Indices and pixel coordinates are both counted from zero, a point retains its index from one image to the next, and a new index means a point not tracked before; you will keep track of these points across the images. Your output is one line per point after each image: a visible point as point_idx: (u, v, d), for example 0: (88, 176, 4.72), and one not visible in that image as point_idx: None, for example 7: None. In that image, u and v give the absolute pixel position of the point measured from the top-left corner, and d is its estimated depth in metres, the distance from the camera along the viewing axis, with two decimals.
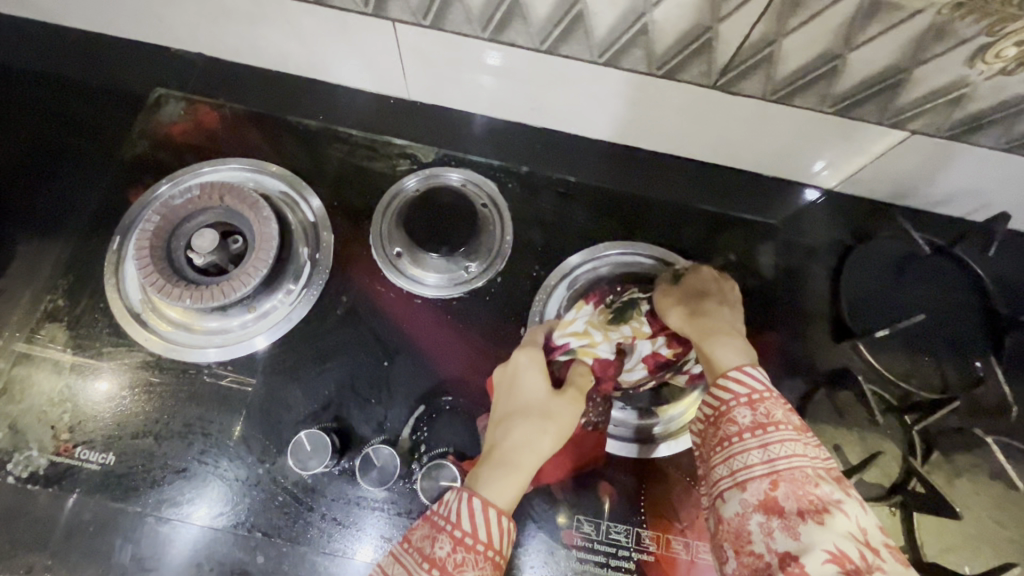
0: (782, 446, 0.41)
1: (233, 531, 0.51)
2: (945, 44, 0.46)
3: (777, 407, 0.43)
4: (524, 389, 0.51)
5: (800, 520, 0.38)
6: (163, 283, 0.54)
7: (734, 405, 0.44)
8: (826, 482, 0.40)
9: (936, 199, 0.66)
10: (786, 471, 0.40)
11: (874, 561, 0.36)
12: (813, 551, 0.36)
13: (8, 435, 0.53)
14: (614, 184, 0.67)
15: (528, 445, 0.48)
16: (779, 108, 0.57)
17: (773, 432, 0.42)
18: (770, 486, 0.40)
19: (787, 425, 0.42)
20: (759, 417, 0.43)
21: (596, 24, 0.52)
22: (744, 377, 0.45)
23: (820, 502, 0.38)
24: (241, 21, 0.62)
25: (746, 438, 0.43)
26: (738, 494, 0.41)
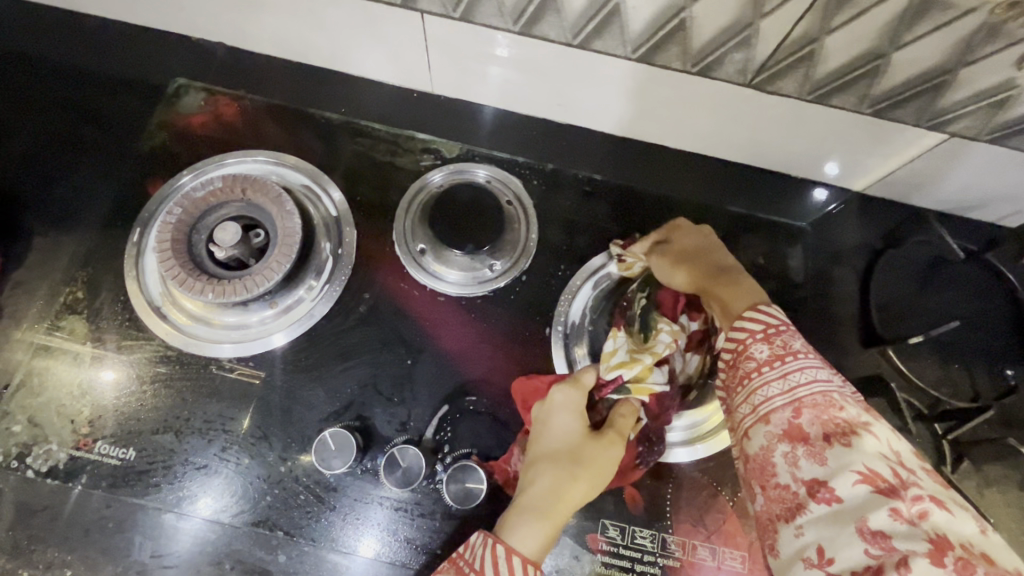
0: (802, 374, 0.42)
1: (254, 530, 0.50)
2: (996, 44, 0.45)
3: (793, 339, 0.44)
4: (558, 429, 0.51)
5: (826, 445, 0.38)
6: (185, 276, 0.53)
7: (751, 343, 0.45)
8: (850, 406, 0.40)
9: (970, 204, 0.64)
10: (808, 398, 0.41)
11: (908, 478, 0.36)
12: (842, 475, 0.36)
13: (29, 428, 0.52)
14: (640, 183, 0.66)
15: (557, 489, 0.48)
16: (816, 108, 0.55)
17: (791, 362, 0.43)
18: (793, 416, 0.40)
19: (805, 354, 0.43)
20: (776, 349, 0.44)
21: (633, 19, 0.51)
22: (759, 316, 0.46)
23: (846, 425, 0.39)
24: (266, 11, 0.60)
25: (764, 372, 0.43)
26: (762, 428, 0.41)
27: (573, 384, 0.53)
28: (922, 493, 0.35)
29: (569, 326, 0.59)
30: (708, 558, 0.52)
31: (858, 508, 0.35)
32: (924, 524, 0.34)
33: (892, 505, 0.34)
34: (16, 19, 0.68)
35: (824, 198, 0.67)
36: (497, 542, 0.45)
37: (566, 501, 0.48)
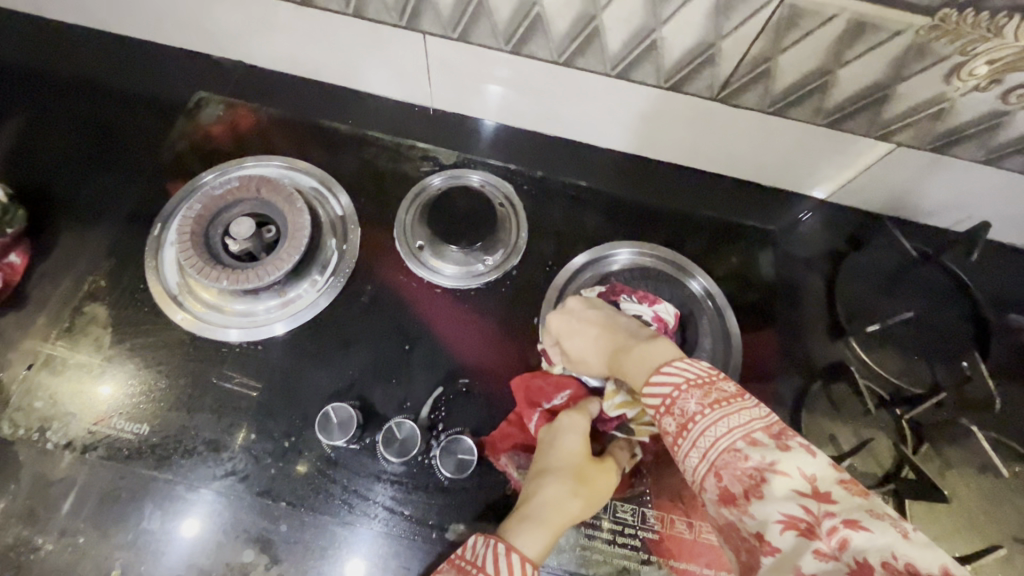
0: (707, 437, 0.40)
1: (258, 501, 0.54)
2: (925, 61, 0.51)
3: (692, 399, 0.42)
4: (564, 446, 0.52)
5: (747, 502, 0.37)
6: (203, 265, 0.58)
7: (657, 419, 0.43)
8: (756, 446, 0.38)
9: (924, 211, 0.70)
10: (721, 460, 0.39)
11: (824, 511, 0.35)
12: (766, 526, 0.36)
13: (50, 404, 0.56)
14: (621, 190, 0.72)
15: (558, 502, 0.49)
16: (777, 120, 0.62)
17: (699, 422, 0.41)
18: (716, 480, 0.39)
19: (707, 408, 0.41)
20: (677, 418, 0.42)
21: (610, 40, 0.57)
22: (655, 387, 0.44)
23: (757, 475, 0.37)
24: (283, 32, 0.67)
25: (678, 444, 0.42)
26: (703, 497, 0.41)
27: (581, 410, 0.54)
28: (837, 521, 0.34)
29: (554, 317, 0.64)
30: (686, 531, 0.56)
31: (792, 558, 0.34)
32: (845, 555, 0.33)
33: (814, 547, 0.34)
34: (55, 39, 0.75)
35: (810, 221, 0.73)
36: (497, 540, 0.45)
37: (565, 514, 0.49)
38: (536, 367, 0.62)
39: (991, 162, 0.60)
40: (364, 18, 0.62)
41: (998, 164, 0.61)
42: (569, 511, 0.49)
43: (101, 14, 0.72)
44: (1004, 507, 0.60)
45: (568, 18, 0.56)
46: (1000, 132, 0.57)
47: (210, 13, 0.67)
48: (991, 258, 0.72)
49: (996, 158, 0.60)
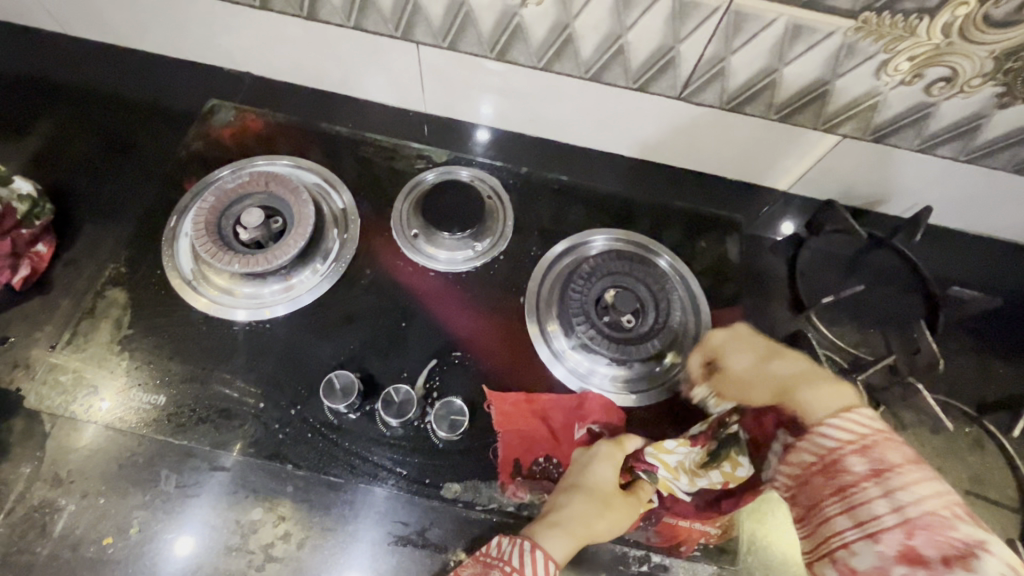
0: (910, 494, 0.44)
1: (266, 463, 0.58)
2: (856, 59, 0.58)
3: (862, 462, 0.46)
4: (599, 471, 0.57)
5: (946, 568, 0.40)
6: (217, 251, 0.64)
7: (844, 452, 0.48)
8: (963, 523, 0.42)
9: (873, 199, 0.77)
10: (919, 518, 0.42)
11: None
12: None
13: (74, 378, 0.60)
14: (599, 183, 0.79)
15: (586, 521, 0.54)
16: (735, 117, 0.69)
17: (871, 487, 0.45)
18: (904, 536, 0.42)
19: (900, 468, 0.45)
20: (874, 462, 0.46)
21: (583, 46, 0.64)
22: (846, 424, 0.50)
23: (966, 547, 0.40)
24: (290, 44, 0.74)
25: (866, 487, 0.45)
26: (871, 544, 0.43)
27: (619, 444, 0.59)
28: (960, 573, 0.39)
29: (537, 298, 0.70)
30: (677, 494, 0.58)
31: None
32: None
33: None
34: (79, 54, 0.82)
35: (791, 230, 0.80)
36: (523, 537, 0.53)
37: (590, 530, 0.54)
38: (523, 341, 0.67)
39: (925, 150, 0.68)
40: (364, 30, 0.69)
41: (932, 152, 0.68)
42: (594, 531, 0.54)
43: (122, 31, 0.79)
44: (953, 462, 0.65)
45: (545, 26, 0.63)
46: (930, 122, 0.64)
47: (223, 27, 0.74)
48: (934, 241, 0.79)
49: (929, 146, 0.67)
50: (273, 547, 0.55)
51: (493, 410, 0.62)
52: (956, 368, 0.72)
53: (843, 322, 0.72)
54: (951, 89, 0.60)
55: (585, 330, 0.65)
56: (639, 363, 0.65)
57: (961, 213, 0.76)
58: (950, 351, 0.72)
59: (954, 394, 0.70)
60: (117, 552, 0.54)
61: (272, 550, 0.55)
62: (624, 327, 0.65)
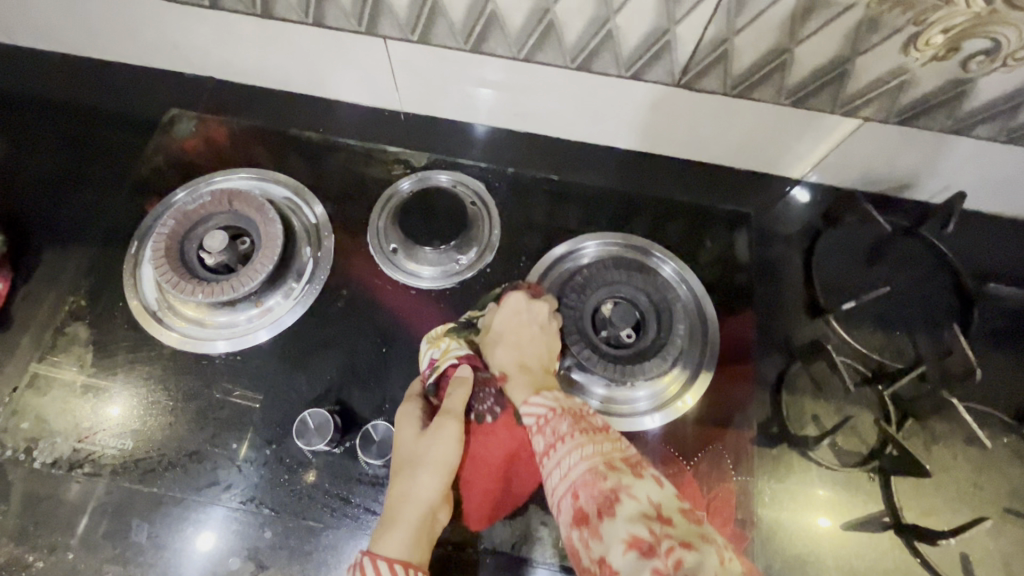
0: (568, 460, 0.46)
1: (243, 509, 0.54)
2: (881, 33, 0.51)
3: (542, 437, 0.49)
4: (404, 438, 0.53)
5: (600, 521, 0.42)
6: (179, 280, 0.59)
7: (534, 434, 0.50)
8: (644, 476, 0.45)
9: (896, 184, 0.70)
10: (569, 480, 0.45)
11: (660, 532, 0.41)
12: (613, 546, 0.41)
13: (35, 424, 0.57)
14: (594, 180, 0.72)
15: (407, 488, 0.50)
16: (740, 102, 0.61)
17: (550, 460, 0.48)
18: (573, 500, 0.44)
19: (571, 437, 0.48)
20: (550, 438, 0.48)
21: (567, 32, 0.57)
22: (532, 408, 0.51)
23: (612, 495, 0.43)
24: (248, 44, 0.68)
25: (545, 459, 0.48)
26: (559, 519, 0.45)
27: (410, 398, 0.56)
28: (674, 544, 0.40)
29: None
30: (490, 436, 0.55)
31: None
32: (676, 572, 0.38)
33: (652, 565, 0.39)
34: (29, 66, 0.76)
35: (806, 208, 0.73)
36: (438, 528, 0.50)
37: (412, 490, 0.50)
38: None
39: (960, 131, 0.60)
40: (324, 26, 0.62)
41: (966, 133, 0.60)
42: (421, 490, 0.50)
43: (70, 37, 0.73)
44: (990, 478, 0.60)
45: (522, 13, 0.56)
46: (966, 99, 0.57)
47: (175, 30, 0.68)
48: (968, 229, 0.71)
49: (964, 127, 0.60)
50: None
51: None
52: (994, 372, 0.66)
53: (867, 324, 0.66)
54: (992, 63, 0.52)
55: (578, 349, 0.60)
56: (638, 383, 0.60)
57: (1000, 195, 0.69)
58: (986, 353, 0.66)
59: (990, 399, 0.64)
60: None
61: None
62: (622, 344, 0.60)
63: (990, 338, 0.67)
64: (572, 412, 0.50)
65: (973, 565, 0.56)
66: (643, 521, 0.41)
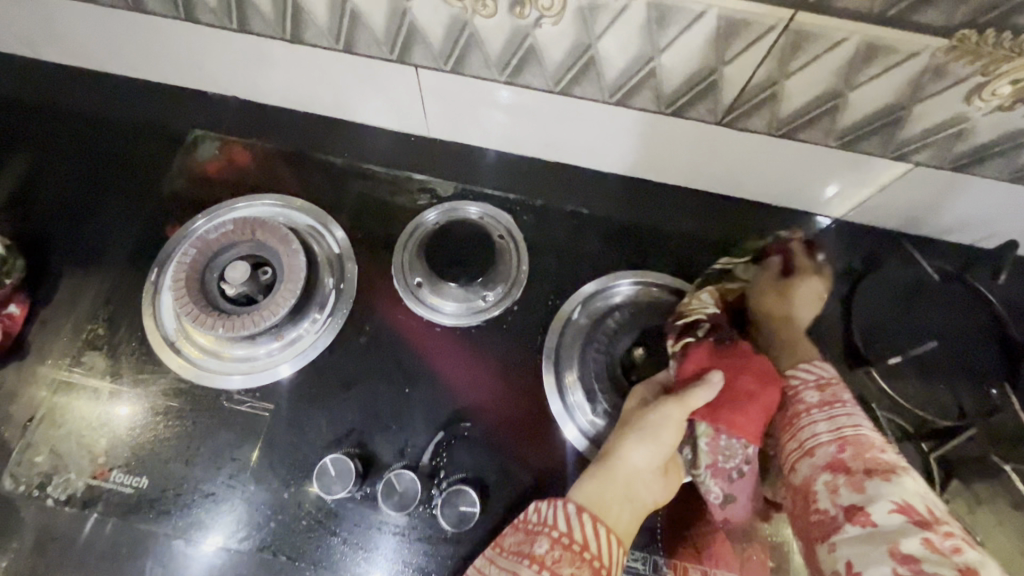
0: (851, 418, 0.48)
1: (259, 554, 0.53)
2: (943, 82, 0.48)
3: (816, 393, 0.51)
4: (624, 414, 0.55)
5: (867, 477, 0.44)
6: (199, 313, 0.57)
7: (802, 388, 0.52)
8: (889, 449, 0.46)
9: (941, 227, 0.67)
10: (854, 437, 0.47)
11: (939, 515, 0.42)
12: (878, 501, 0.42)
13: (50, 458, 0.55)
14: (625, 214, 0.69)
15: (621, 454, 0.52)
16: (785, 142, 0.59)
17: (811, 416, 0.50)
18: (836, 449, 0.46)
19: (850, 403, 0.50)
20: (826, 396, 0.51)
21: (607, 68, 0.54)
22: (811, 368, 0.54)
23: (886, 463, 0.44)
24: (275, 67, 0.66)
25: (814, 413, 0.50)
26: (808, 459, 0.47)
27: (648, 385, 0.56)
28: (955, 533, 0.41)
29: (556, 353, 0.62)
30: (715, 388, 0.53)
31: (892, 532, 0.41)
32: (955, 555, 0.39)
33: (924, 535, 0.40)
34: (52, 80, 0.75)
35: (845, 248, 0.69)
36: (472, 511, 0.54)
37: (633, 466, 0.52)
38: (542, 408, 0.60)
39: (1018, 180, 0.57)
40: (355, 52, 0.60)
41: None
42: (637, 465, 0.52)
43: (94, 54, 0.72)
44: None
45: (563, 48, 0.53)
46: None
47: (202, 50, 0.66)
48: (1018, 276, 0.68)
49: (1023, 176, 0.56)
50: None
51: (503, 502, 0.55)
52: None
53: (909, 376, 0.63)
54: None
55: None
56: None
57: None
58: None
59: None
60: None
61: None
62: None
63: None
64: (849, 387, 0.52)
65: None
66: (920, 498, 0.43)
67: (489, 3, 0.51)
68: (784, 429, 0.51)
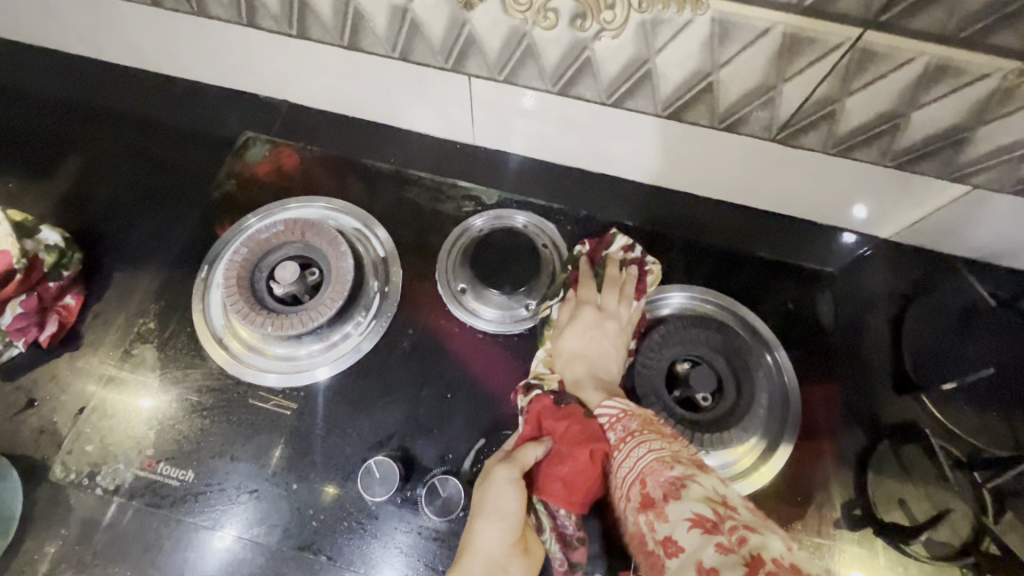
0: (642, 449, 0.47)
1: (300, 553, 0.53)
2: (1013, 105, 0.47)
3: (613, 434, 0.50)
4: (492, 499, 0.49)
5: (664, 504, 0.42)
6: (249, 311, 0.58)
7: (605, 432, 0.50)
8: (680, 463, 0.44)
9: (997, 253, 0.65)
10: (649, 466, 0.45)
11: (726, 513, 0.40)
12: (678, 524, 0.40)
13: (100, 448, 0.56)
14: (669, 228, 0.69)
15: (470, 537, 0.49)
16: (841, 161, 0.58)
17: (621, 457, 0.48)
18: (641, 487, 0.44)
19: (641, 432, 0.48)
20: (621, 432, 0.49)
21: (663, 83, 0.55)
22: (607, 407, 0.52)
23: (677, 481, 0.42)
24: (328, 73, 0.67)
25: (619, 455, 0.48)
26: (629, 506, 0.45)
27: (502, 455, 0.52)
28: (738, 525, 0.38)
29: None
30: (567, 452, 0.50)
31: (695, 552, 0.38)
32: (742, 548, 0.36)
33: (715, 541, 0.38)
34: (112, 81, 0.77)
35: (893, 271, 0.68)
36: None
37: (481, 544, 0.48)
38: None
39: None
40: (409, 61, 0.61)
41: None
42: (487, 539, 0.48)
43: (155, 57, 0.74)
44: None
45: (619, 61, 0.54)
46: None
47: (259, 56, 0.68)
48: None
49: None
50: None
51: None
52: None
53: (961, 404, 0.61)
54: None
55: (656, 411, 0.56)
56: (711, 451, 0.56)
57: None
58: None
59: None
60: None
61: None
62: (697, 407, 0.57)
63: None
64: (642, 413, 0.51)
65: None
66: (706, 502, 0.40)
67: (551, 15, 0.51)
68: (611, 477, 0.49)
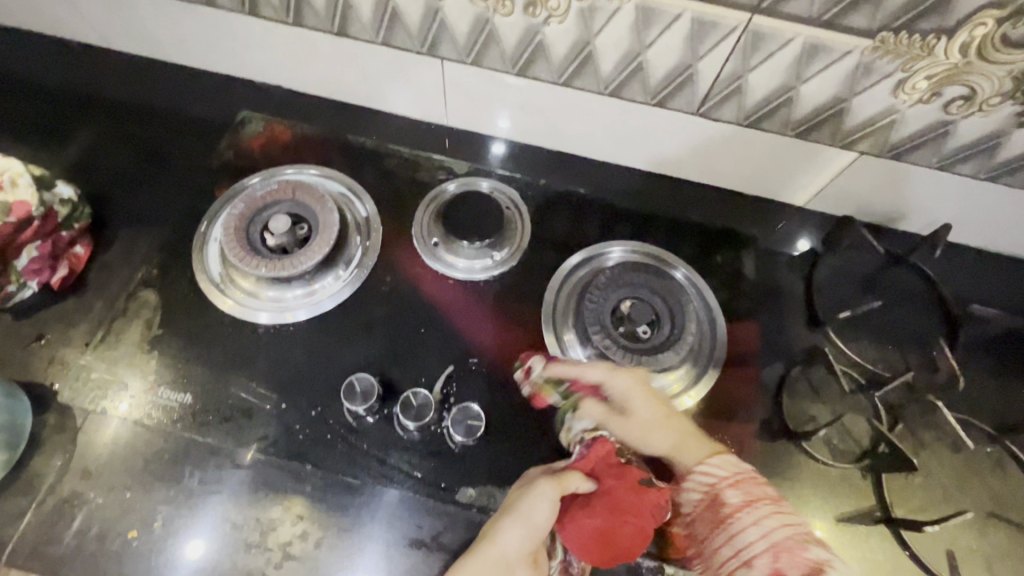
0: (757, 522, 0.48)
1: (287, 462, 0.59)
2: (874, 77, 0.59)
3: (735, 493, 0.51)
4: (527, 509, 0.52)
5: None
6: (245, 255, 0.66)
7: (721, 488, 0.52)
8: (816, 545, 0.46)
9: (889, 216, 0.77)
10: (783, 541, 0.47)
11: None
12: None
13: (105, 375, 0.63)
14: (616, 196, 0.80)
15: (495, 530, 0.52)
16: (753, 133, 0.70)
17: (736, 521, 0.49)
18: (770, 561, 0.46)
19: (764, 501, 0.50)
20: (746, 495, 0.50)
21: (603, 63, 0.66)
22: (709, 469, 0.53)
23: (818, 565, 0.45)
24: (319, 59, 0.77)
25: (740, 518, 0.49)
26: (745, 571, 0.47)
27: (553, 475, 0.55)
28: None
29: (555, 306, 0.71)
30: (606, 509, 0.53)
31: None
32: None
33: None
34: (119, 68, 0.86)
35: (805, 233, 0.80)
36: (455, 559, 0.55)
37: (503, 543, 0.51)
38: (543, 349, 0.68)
39: (945, 166, 0.67)
40: (391, 46, 0.72)
41: (949, 170, 0.68)
42: (508, 540, 0.51)
43: (160, 46, 0.83)
44: (975, 482, 0.64)
45: (567, 44, 0.65)
46: (948, 140, 0.64)
47: (257, 44, 0.78)
48: (954, 259, 0.78)
49: (949, 163, 0.67)
50: (291, 545, 0.57)
51: (505, 422, 0.63)
52: (977, 387, 0.71)
53: (861, 338, 0.72)
54: (969, 107, 0.60)
55: (601, 339, 0.65)
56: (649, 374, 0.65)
57: (985, 231, 0.76)
58: (971, 369, 0.71)
59: (974, 412, 0.69)
60: (142, 545, 0.56)
61: (291, 548, 0.57)
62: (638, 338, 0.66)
63: (977, 357, 0.72)
64: (758, 477, 0.52)
65: (957, 562, 0.60)
66: None
67: (509, 4, 0.62)
68: (716, 525, 0.51)
